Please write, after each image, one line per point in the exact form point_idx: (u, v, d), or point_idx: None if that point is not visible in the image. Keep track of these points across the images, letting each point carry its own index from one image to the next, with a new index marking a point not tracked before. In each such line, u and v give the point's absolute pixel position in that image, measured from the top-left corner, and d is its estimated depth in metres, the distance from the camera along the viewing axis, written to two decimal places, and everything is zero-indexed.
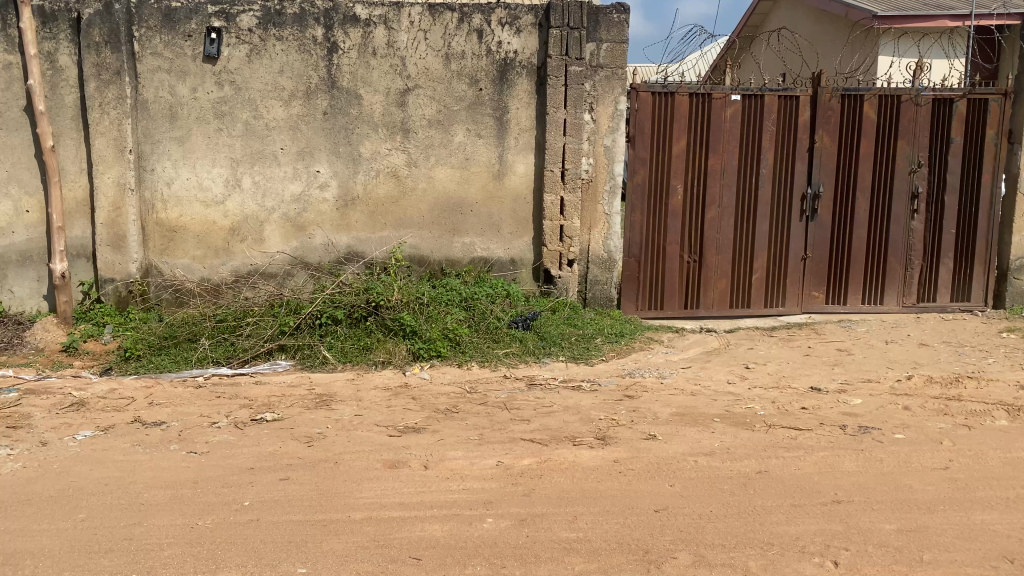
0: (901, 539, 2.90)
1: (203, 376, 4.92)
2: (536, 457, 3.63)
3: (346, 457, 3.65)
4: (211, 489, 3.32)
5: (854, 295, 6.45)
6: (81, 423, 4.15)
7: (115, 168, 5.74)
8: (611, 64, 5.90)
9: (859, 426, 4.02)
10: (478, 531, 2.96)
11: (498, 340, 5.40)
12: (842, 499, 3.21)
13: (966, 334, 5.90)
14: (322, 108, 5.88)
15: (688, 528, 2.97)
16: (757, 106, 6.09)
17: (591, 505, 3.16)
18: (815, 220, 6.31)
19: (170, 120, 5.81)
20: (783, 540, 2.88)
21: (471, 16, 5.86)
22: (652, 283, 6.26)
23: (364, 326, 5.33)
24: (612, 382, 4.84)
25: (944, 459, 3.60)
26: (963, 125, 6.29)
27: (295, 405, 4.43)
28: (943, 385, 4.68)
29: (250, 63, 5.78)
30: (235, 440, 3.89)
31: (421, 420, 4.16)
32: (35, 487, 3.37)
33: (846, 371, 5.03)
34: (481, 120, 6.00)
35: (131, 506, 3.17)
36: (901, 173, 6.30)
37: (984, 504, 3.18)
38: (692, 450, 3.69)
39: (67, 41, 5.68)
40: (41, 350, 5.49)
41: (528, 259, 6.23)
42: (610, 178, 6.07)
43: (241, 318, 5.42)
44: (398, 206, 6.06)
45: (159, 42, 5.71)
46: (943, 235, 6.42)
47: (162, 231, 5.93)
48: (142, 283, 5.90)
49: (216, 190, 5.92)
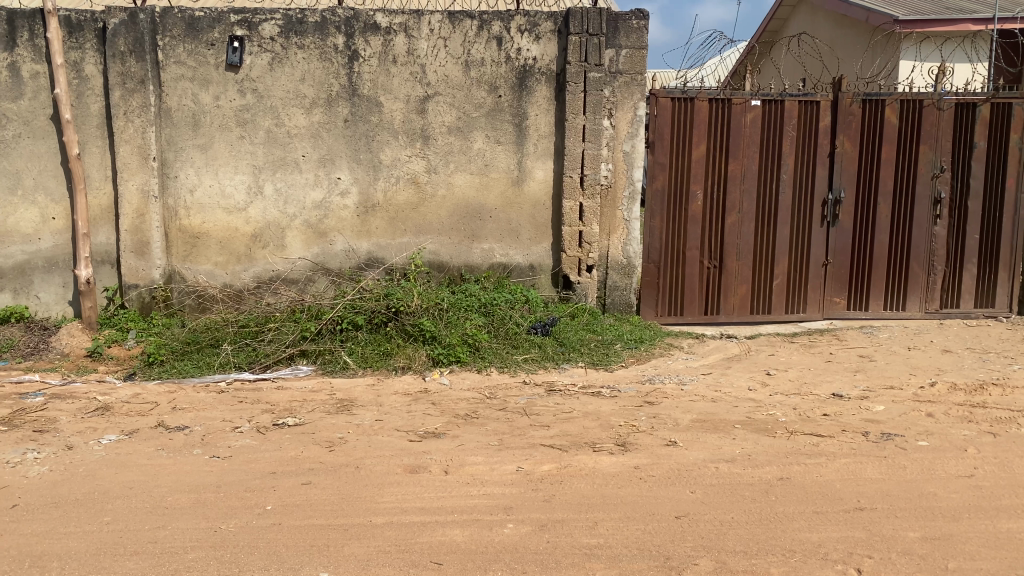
0: (925, 547, 2.88)
1: (226, 382, 4.96)
2: (556, 463, 3.63)
3: (367, 462, 3.67)
4: (233, 493, 3.34)
5: (876, 301, 6.41)
6: (106, 427, 4.20)
7: (139, 175, 5.81)
8: (631, 70, 5.90)
9: (882, 432, 3.99)
10: (499, 537, 2.97)
11: (517, 346, 5.41)
12: (864, 506, 3.18)
13: (991, 341, 5.83)
14: (343, 116, 5.92)
15: (710, 534, 2.96)
16: (777, 111, 6.07)
17: (612, 511, 3.16)
18: (836, 226, 6.28)
19: (193, 128, 5.88)
20: (805, 548, 2.86)
21: (491, 23, 5.88)
22: (672, 289, 6.25)
23: (384, 332, 5.36)
24: (632, 388, 4.82)
25: (968, 467, 3.56)
26: (987, 129, 6.23)
27: (316, 410, 4.47)
28: (967, 392, 4.63)
29: (272, 71, 5.84)
30: (257, 445, 3.92)
31: (440, 425, 4.17)
32: (61, 490, 3.41)
33: (868, 378, 4.99)
34: (500, 126, 6.02)
35: (155, 510, 3.20)
36: (923, 178, 6.26)
37: (1010, 513, 3.14)
38: (713, 457, 3.68)
39: (93, 50, 5.77)
40: (66, 355, 5.55)
41: (547, 265, 6.24)
42: (629, 184, 6.07)
43: (263, 324, 5.48)
44: (418, 212, 6.09)
45: (183, 50, 5.78)
46: (967, 240, 6.36)
47: (185, 238, 6.00)
48: (165, 289, 5.96)
49: (238, 198, 5.98)
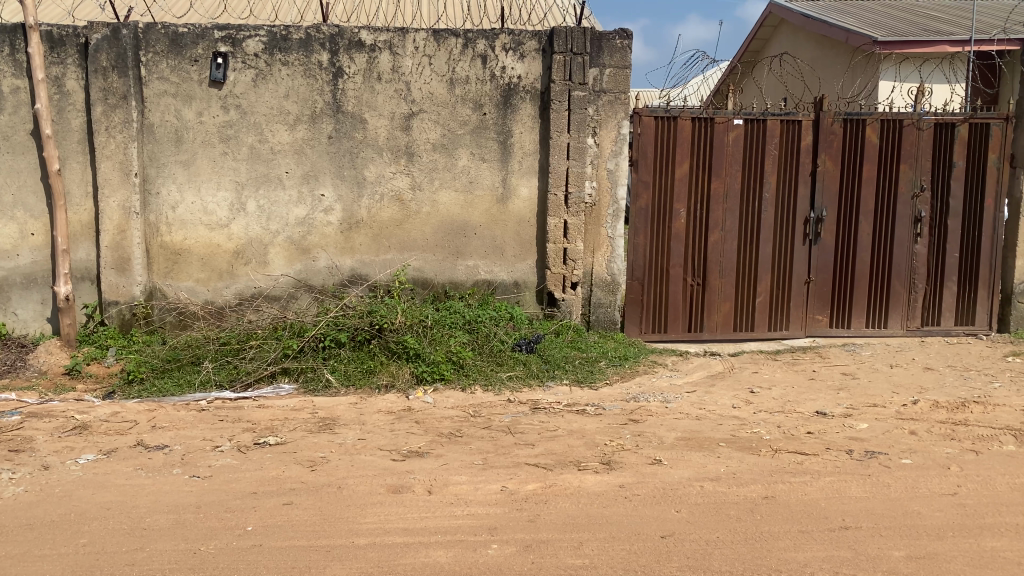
0: (910, 566, 2.87)
1: (206, 401, 4.90)
2: (541, 482, 3.61)
3: (350, 482, 3.63)
4: (213, 514, 3.29)
5: (858, 319, 6.45)
6: (83, 447, 4.14)
7: (120, 191, 5.76)
8: (614, 89, 5.94)
9: (866, 450, 4.00)
10: (483, 558, 2.94)
11: (502, 363, 5.39)
12: (849, 525, 3.18)
13: (971, 358, 5.88)
14: (327, 132, 5.91)
15: (695, 554, 2.95)
16: (759, 130, 6.12)
17: (597, 531, 3.13)
18: (818, 244, 6.32)
19: (175, 144, 5.84)
20: (790, 567, 2.85)
21: (475, 41, 5.90)
22: (655, 306, 6.25)
23: (367, 349, 5.32)
24: (616, 406, 4.81)
25: (951, 485, 3.57)
26: (965, 149, 6.31)
27: (298, 428, 4.42)
28: (949, 410, 4.66)
29: (255, 87, 5.82)
30: (237, 465, 3.87)
31: (424, 444, 4.14)
32: (36, 512, 3.35)
33: (852, 396, 5.00)
34: (485, 143, 6.02)
35: (132, 531, 3.14)
36: (903, 197, 6.32)
37: (993, 531, 3.15)
38: (697, 476, 3.67)
39: (75, 65, 5.73)
40: (44, 373, 5.47)
41: (532, 282, 6.23)
42: (613, 202, 6.09)
43: (244, 341, 5.43)
44: (402, 229, 6.07)
45: (166, 66, 5.75)
46: (947, 259, 6.41)
47: (166, 254, 5.94)
48: (146, 306, 5.89)
49: (221, 214, 5.94)
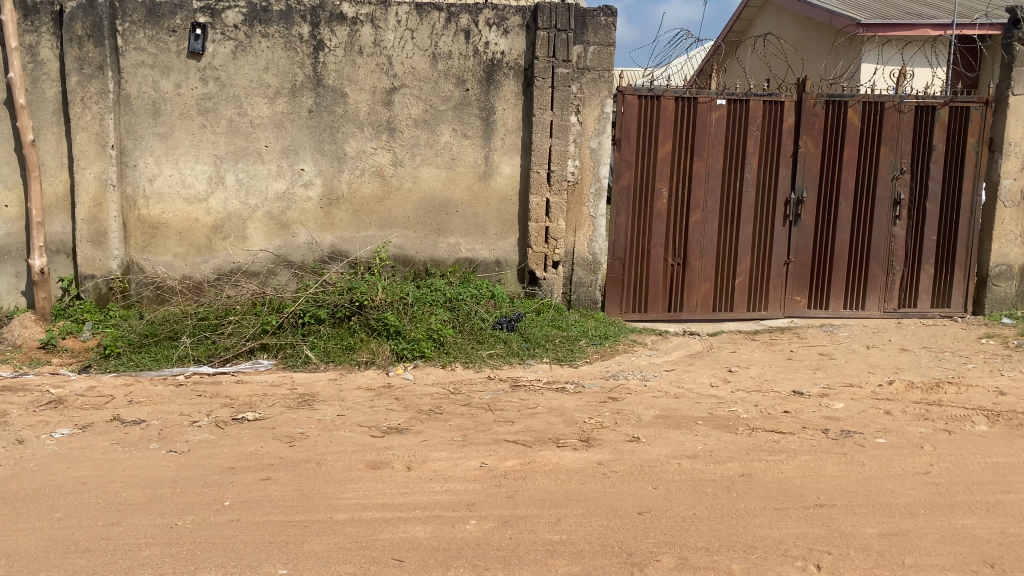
0: (883, 543, 2.91)
1: (184, 375, 4.86)
2: (520, 458, 3.62)
3: (329, 457, 3.63)
4: (191, 489, 3.28)
5: (836, 300, 6.50)
6: (59, 421, 4.10)
7: (97, 164, 5.69)
8: (598, 66, 5.91)
9: (841, 430, 4.04)
10: (460, 533, 2.95)
11: (482, 341, 5.39)
12: (824, 502, 3.22)
13: (946, 340, 5.95)
14: (307, 106, 5.84)
15: (672, 530, 2.97)
16: (741, 110, 6.12)
17: (575, 507, 3.15)
18: (798, 225, 6.35)
19: (152, 116, 5.75)
20: (766, 544, 2.88)
21: (459, 16, 5.85)
22: (636, 285, 6.27)
23: (348, 326, 5.29)
24: (596, 384, 4.83)
25: (925, 464, 3.62)
26: (945, 133, 6.35)
27: (276, 404, 4.40)
28: (924, 390, 4.72)
29: (235, 59, 5.74)
30: (215, 440, 3.85)
31: (403, 421, 4.13)
32: (10, 486, 3.31)
33: (829, 375, 5.06)
34: (468, 120, 5.98)
35: (108, 506, 3.12)
36: (883, 179, 6.35)
37: (964, 509, 3.20)
38: (675, 453, 3.69)
39: (49, 33, 5.63)
40: (18, 347, 5.41)
41: (513, 260, 6.22)
42: (595, 181, 6.07)
43: (223, 317, 5.38)
44: (383, 206, 6.03)
45: (143, 36, 5.64)
46: (925, 240, 6.47)
47: (144, 228, 5.86)
48: (123, 280, 5.85)
49: (199, 188, 5.86)
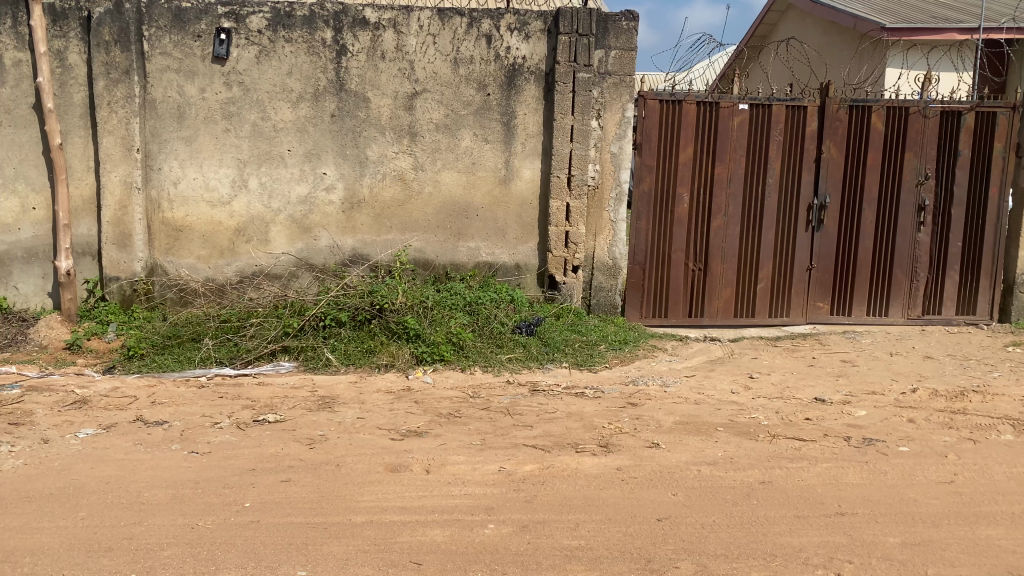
0: (905, 552, 2.88)
1: (206, 376, 4.90)
2: (539, 463, 3.62)
3: (348, 460, 3.65)
4: (211, 490, 3.31)
5: (859, 306, 6.44)
6: (83, 421, 4.15)
7: (123, 167, 5.76)
8: (620, 71, 5.91)
9: (864, 437, 4.00)
10: (479, 537, 2.95)
11: (501, 345, 5.40)
12: (845, 511, 3.19)
13: (972, 348, 5.87)
14: (330, 110, 5.88)
15: (691, 537, 2.96)
16: (763, 115, 6.09)
17: (593, 513, 3.14)
18: (821, 231, 6.30)
19: (177, 120, 5.81)
20: (785, 552, 2.86)
21: (480, 21, 5.87)
22: (656, 290, 6.24)
23: (368, 329, 5.31)
24: (615, 389, 4.82)
25: (948, 473, 3.58)
26: (971, 139, 6.28)
27: (297, 406, 4.43)
28: (948, 399, 4.66)
29: (258, 64, 5.79)
30: (236, 441, 3.88)
31: (422, 424, 4.15)
32: (35, 485, 3.36)
33: (850, 383, 5.01)
34: (488, 124, 6.00)
35: (131, 505, 3.16)
36: (907, 185, 6.29)
37: (989, 519, 3.15)
38: (695, 460, 3.67)
39: (77, 39, 5.70)
40: (44, 347, 5.49)
41: (533, 265, 6.22)
42: (616, 186, 6.07)
43: (245, 319, 5.44)
44: (404, 209, 6.05)
45: (169, 41, 5.71)
46: (949, 247, 6.39)
47: (168, 230, 5.92)
48: (147, 282, 5.90)
49: (222, 191, 5.92)
